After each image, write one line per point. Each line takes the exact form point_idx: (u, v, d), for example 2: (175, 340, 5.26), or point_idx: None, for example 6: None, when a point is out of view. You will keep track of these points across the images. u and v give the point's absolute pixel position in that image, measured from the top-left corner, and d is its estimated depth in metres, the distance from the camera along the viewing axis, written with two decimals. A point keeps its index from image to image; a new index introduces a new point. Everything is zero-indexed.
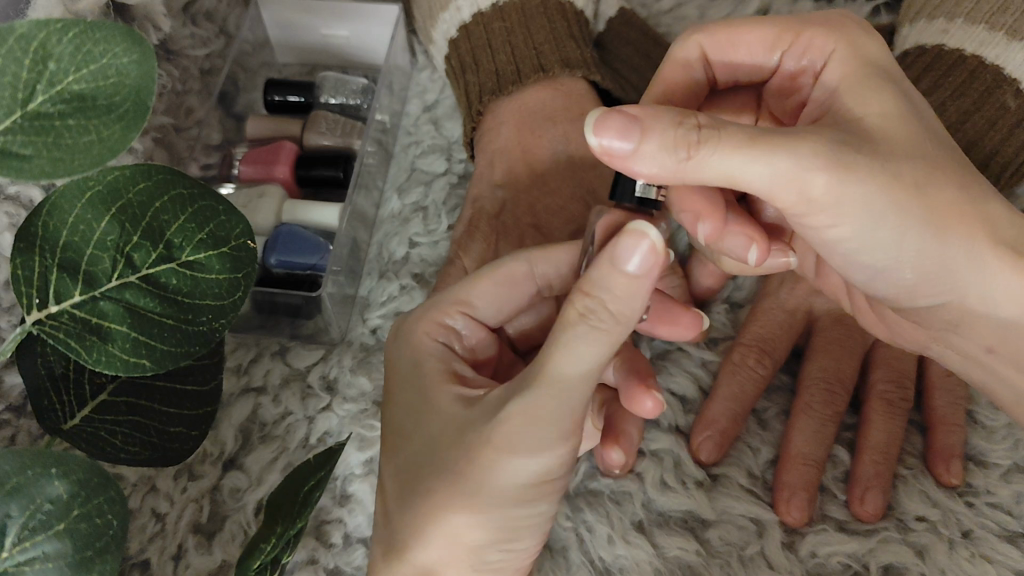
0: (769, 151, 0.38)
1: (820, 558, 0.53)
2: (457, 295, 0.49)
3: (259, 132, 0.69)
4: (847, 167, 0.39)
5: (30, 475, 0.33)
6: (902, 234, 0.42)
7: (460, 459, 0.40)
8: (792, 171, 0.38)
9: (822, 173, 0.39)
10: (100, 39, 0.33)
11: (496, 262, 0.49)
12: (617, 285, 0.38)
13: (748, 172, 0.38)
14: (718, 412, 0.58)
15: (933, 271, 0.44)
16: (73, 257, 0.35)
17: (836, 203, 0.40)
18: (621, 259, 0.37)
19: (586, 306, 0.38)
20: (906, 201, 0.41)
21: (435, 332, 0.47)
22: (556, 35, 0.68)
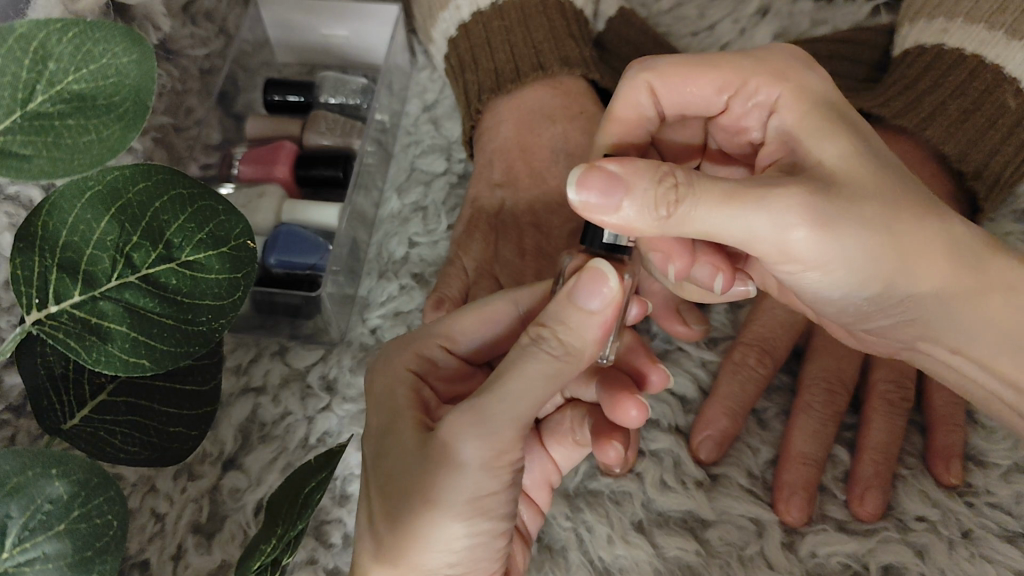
0: (746, 205, 0.39)
1: (820, 558, 0.53)
2: (439, 328, 0.48)
3: (259, 132, 0.69)
4: (826, 219, 0.40)
5: (30, 476, 0.33)
6: (879, 273, 0.43)
7: (423, 472, 0.39)
8: (771, 230, 0.40)
9: (802, 230, 0.40)
10: (99, 40, 0.33)
11: (478, 300, 0.49)
12: (568, 314, 0.40)
13: (724, 225, 0.40)
14: (717, 412, 0.58)
15: (909, 303, 0.45)
16: (73, 257, 0.35)
17: (813, 256, 0.42)
18: (576, 293, 0.40)
19: (536, 331, 0.40)
20: (884, 242, 0.41)
21: (411, 362, 0.46)
22: (556, 34, 0.68)
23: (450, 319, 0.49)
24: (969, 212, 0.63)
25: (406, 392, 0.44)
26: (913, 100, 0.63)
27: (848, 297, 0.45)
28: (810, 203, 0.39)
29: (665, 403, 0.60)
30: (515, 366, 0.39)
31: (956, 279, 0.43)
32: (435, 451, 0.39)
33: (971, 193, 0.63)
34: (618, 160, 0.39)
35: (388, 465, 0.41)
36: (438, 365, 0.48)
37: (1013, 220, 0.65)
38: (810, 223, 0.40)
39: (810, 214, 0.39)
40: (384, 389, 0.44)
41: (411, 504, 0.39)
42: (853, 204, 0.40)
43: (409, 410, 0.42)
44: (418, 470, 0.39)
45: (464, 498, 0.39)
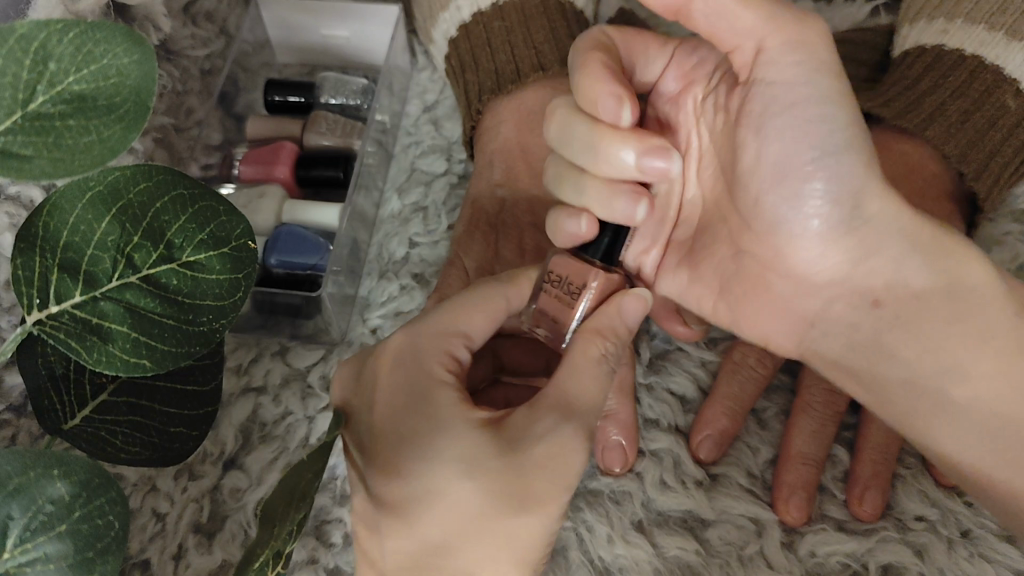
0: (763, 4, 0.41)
1: (820, 558, 0.53)
2: (452, 326, 0.45)
3: (259, 132, 0.69)
4: (811, 67, 0.42)
5: (31, 477, 0.33)
6: (840, 156, 0.43)
7: (514, 479, 0.39)
8: (755, 23, 0.42)
9: (800, 63, 0.42)
10: (100, 40, 0.33)
11: (477, 291, 0.47)
12: (619, 329, 0.45)
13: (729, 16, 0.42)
14: (717, 412, 0.58)
15: (852, 230, 0.45)
16: (74, 258, 0.35)
17: (781, 105, 0.43)
18: (624, 310, 0.45)
19: (603, 345, 0.43)
20: (849, 135, 0.43)
21: (442, 360, 0.44)
22: (557, 36, 0.68)
23: (459, 313, 0.46)
24: (970, 211, 0.64)
25: (448, 394, 0.42)
26: (914, 100, 0.63)
27: (789, 205, 0.45)
28: (789, 14, 0.42)
29: (664, 403, 0.60)
30: (590, 380, 0.42)
31: (899, 212, 0.45)
32: (526, 463, 0.39)
33: (970, 193, 0.63)
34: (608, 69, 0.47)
35: (457, 471, 0.39)
36: (462, 367, 0.45)
37: (1012, 221, 0.65)
38: (794, 58, 0.42)
39: (784, 9, 0.42)
40: (423, 389, 0.42)
41: (503, 511, 0.39)
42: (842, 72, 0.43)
43: (459, 416, 0.41)
44: (482, 481, 0.39)
45: (562, 504, 0.40)
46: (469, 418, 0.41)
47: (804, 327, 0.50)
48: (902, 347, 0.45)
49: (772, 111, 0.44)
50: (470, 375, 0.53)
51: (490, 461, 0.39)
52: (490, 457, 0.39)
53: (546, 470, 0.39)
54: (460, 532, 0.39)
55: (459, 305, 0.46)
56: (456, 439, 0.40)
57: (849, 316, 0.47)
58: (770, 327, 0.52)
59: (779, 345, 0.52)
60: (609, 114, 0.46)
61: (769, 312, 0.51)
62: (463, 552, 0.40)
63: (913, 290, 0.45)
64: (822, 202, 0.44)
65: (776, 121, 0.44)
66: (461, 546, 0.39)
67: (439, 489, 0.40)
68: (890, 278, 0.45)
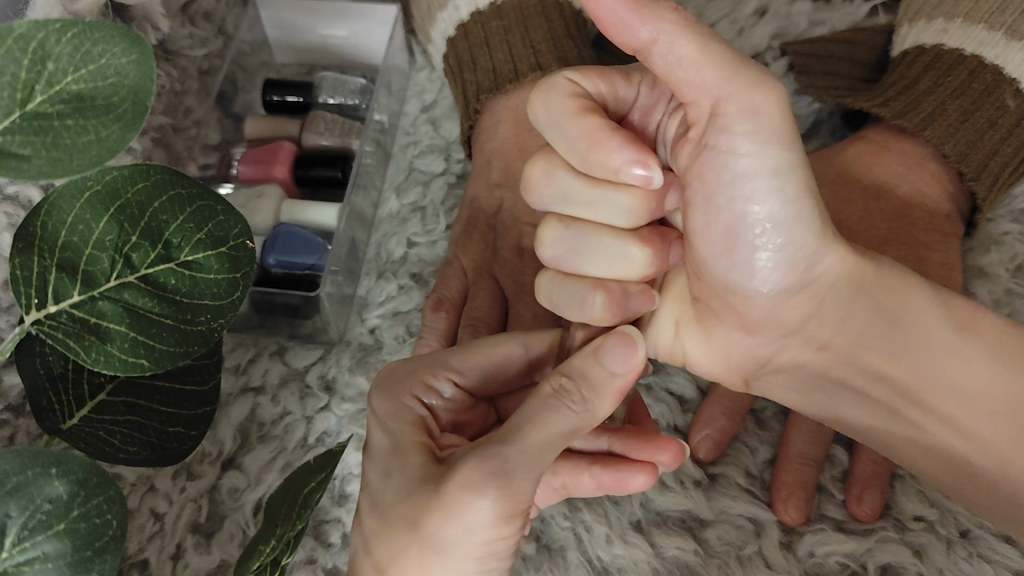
0: (719, 61, 0.38)
1: (819, 558, 0.53)
2: (447, 361, 0.48)
3: (258, 132, 0.69)
4: (769, 136, 0.39)
5: (30, 475, 0.33)
6: (789, 225, 0.42)
7: (426, 507, 0.39)
8: (717, 83, 0.38)
9: (755, 132, 0.39)
10: (99, 40, 0.33)
11: (487, 337, 0.49)
12: (591, 373, 0.42)
13: (690, 74, 0.38)
14: (716, 412, 0.58)
15: (801, 285, 0.45)
16: (72, 258, 0.35)
17: (733, 175, 0.41)
18: (602, 353, 0.42)
19: (559, 383, 0.41)
20: (800, 204, 0.42)
21: (421, 394, 0.46)
22: (555, 35, 0.67)
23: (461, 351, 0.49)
24: (969, 211, 0.64)
25: (412, 421, 0.44)
26: (914, 100, 0.62)
27: (737, 265, 0.45)
28: (745, 78, 0.38)
29: (664, 403, 0.60)
30: (535, 417, 0.40)
31: (846, 260, 0.45)
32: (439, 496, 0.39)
33: (970, 193, 0.63)
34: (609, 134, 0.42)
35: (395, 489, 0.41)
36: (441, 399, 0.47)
37: (1010, 220, 0.65)
38: (752, 125, 0.39)
39: (743, 63, 0.38)
40: (394, 412, 0.45)
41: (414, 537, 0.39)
42: (798, 138, 0.40)
43: (414, 444, 0.43)
44: (411, 504, 0.40)
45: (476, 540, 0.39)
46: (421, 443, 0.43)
47: (755, 365, 0.51)
48: (857, 381, 0.48)
49: (727, 177, 0.41)
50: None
51: (418, 485, 0.40)
52: (417, 481, 0.40)
53: (457, 506, 0.38)
54: (387, 545, 0.41)
55: (463, 345, 0.49)
56: (403, 465, 0.42)
57: (799, 355, 0.49)
58: (718, 363, 0.52)
59: (738, 377, 0.53)
60: (637, 181, 0.41)
61: (720, 350, 0.51)
62: (392, 561, 0.41)
63: (856, 333, 0.47)
64: (774, 264, 0.44)
65: (725, 186, 0.42)
66: (388, 557, 0.41)
67: (385, 502, 0.41)
68: (837, 326, 0.47)
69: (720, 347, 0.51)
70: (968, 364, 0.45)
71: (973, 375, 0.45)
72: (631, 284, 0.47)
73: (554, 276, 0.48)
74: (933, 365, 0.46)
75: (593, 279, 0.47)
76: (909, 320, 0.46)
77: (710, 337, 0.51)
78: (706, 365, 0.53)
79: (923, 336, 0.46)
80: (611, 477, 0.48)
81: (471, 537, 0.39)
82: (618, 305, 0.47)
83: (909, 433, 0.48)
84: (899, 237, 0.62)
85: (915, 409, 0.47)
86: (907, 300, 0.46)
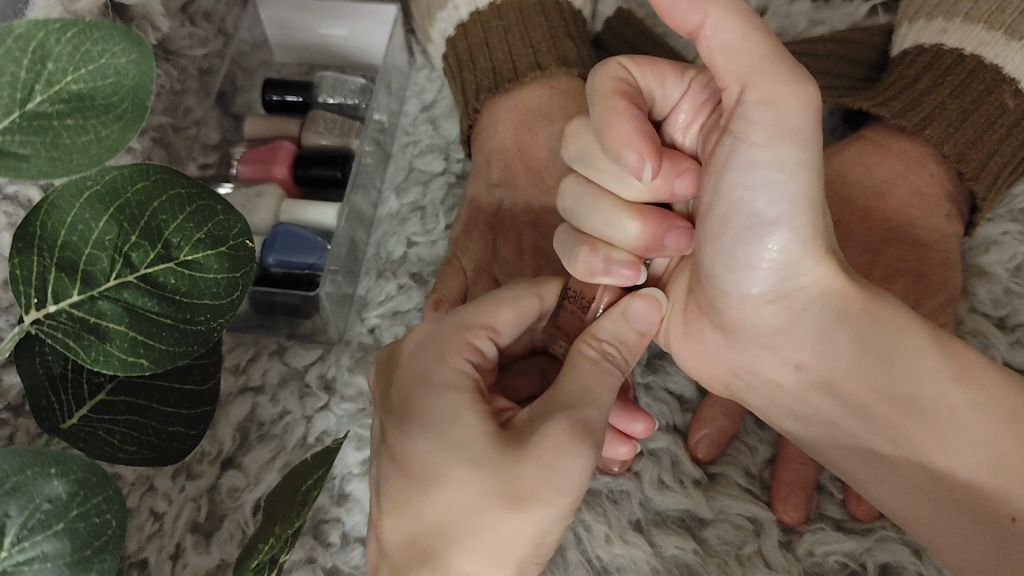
0: (753, 47, 0.39)
1: (818, 557, 0.53)
2: (482, 319, 0.47)
3: (258, 132, 0.69)
4: (788, 126, 0.39)
5: (29, 475, 0.33)
6: (781, 231, 0.43)
7: (502, 472, 0.40)
8: (751, 68, 0.39)
9: (771, 123, 0.39)
10: (98, 39, 0.33)
11: (508, 291, 0.48)
12: (624, 335, 0.46)
13: (722, 59, 0.39)
14: (715, 411, 0.58)
15: (785, 296, 0.45)
16: (71, 258, 0.35)
17: (742, 161, 0.41)
18: (628, 313, 0.47)
19: (601, 349, 0.45)
20: (797, 205, 0.42)
21: (465, 353, 0.45)
22: (554, 35, 0.68)
23: (488, 307, 0.48)
24: (969, 211, 0.63)
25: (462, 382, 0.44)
26: (914, 100, 0.62)
27: (726, 263, 0.45)
28: (781, 69, 0.39)
29: (663, 402, 0.60)
30: (598, 382, 0.43)
31: (831, 286, 0.44)
32: (505, 457, 0.40)
33: (970, 194, 0.63)
34: (628, 129, 0.43)
35: (453, 454, 0.41)
36: (482, 358, 0.46)
37: (1010, 219, 0.65)
38: (772, 117, 0.39)
39: (780, 57, 0.39)
40: (438, 368, 0.44)
41: (490, 502, 0.40)
42: (817, 136, 0.40)
43: (467, 399, 0.43)
44: (468, 467, 0.40)
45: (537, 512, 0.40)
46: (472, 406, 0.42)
47: (732, 376, 0.51)
48: (835, 411, 0.47)
49: (733, 167, 0.42)
50: (512, 388, 0.51)
51: (489, 449, 0.40)
52: (485, 448, 0.41)
53: (529, 475, 0.39)
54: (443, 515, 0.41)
55: (489, 301, 0.48)
56: (457, 424, 0.42)
57: (777, 374, 0.48)
58: (701, 370, 0.53)
59: (713, 382, 0.53)
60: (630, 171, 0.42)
61: (700, 352, 0.52)
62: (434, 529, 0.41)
63: (841, 359, 0.45)
64: (760, 272, 0.44)
65: (729, 176, 0.42)
66: (442, 528, 0.41)
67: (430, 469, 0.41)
68: (819, 347, 0.46)
69: (694, 347, 0.52)
70: (957, 421, 0.42)
71: (962, 423, 0.42)
72: (617, 253, 0.49)
73: (568, 230, 0.52)
74: (925, 411, 0.43)
75: (589, 237, 0.50)
76: (900, 360, 0.44)
77: (688, 336, 0.52)
78: (686, 363, 0.54)
79: (915, 376, 0.43)
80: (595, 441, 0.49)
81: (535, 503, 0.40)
82: (600, 265, 0.48)
83: (886, 482, 0.46)
84: (899, 237, 0.62)
85: (896, 457, 0.45)
86: (899, 336, 0.44)
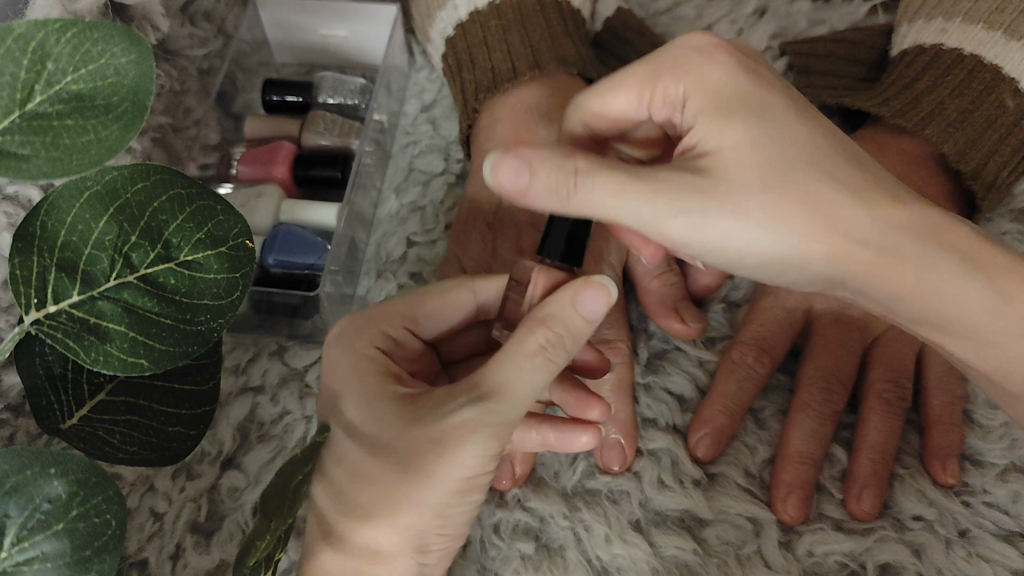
0: (630, 194, 0.42)
1: (818, 557, 0.53)
2: (405, 310, 0.51)
3: (258, 133, 0.69)
4: (690, 204, 0.42)
5: (30, 475, 0.33)
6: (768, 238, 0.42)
7: (409, 451, 0.41)
8: (647, 214, 0.42)
9: (684, 212, 0.42)
10: (98, 40, 0.33)
11: (435, 286, 0.52)
12: (572, 322, 0.42)
13: (621, 210, 0.42)
14: (715, 410, 0.58)
15: (830, 278, 0.44)
16: (71, 258, 0.35)
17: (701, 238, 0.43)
18: (580, 300, 0.42)
19: (545, 336, 0.41)
20: (764, 226, 0.42)
21: (379, 341, 0.49)
22: (553, 33, 0.68)
23: (413, 299, 0.52)
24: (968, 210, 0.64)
25: (376, 369, 0.46)
26: (913, 100, 0.63)
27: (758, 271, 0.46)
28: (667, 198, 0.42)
29: (664, 403, 0.60)
30: (522, 372, 0.41)
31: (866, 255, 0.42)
32: (414, 438, 0.41)
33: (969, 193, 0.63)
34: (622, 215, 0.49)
35: (372, 435, 0.43)
36: (398, 345, 0.50)
37: (1010, 220, 0.65)
38: (685, 214, 0.42)
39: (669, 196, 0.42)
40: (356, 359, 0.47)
41: (402, 485, 0.41)
42: (733, 186, 0.41)
43: (385, 385, 0.45)
44: (383, 443, 0.42)
45: (439, 492, 0.41)
46: (392, 391, 0.45)
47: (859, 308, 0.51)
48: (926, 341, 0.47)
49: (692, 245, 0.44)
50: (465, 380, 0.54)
51: (399, 430, 0.42)
52: (398, 428, 0.42)
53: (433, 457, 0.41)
54: (359, 492, 0.42)
55: (416, 293, 0.52)
56: (374, 409, 0.44)
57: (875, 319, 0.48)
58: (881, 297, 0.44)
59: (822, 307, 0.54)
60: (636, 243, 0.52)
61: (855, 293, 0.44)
62: (348, 504, 0.42)
63: (904, 308, 0.43)
64: (790, 265, 0.44)
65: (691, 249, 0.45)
66: (356, 503, 0.42)
67: (358, 448, 0.43)
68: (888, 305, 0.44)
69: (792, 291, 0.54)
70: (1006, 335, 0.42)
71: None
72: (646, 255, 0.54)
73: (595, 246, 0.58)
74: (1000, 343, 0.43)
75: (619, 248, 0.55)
76: (944, 293, 0.42)
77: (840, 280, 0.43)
78: None
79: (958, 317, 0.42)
80: (556, 435, 0.48)
81: (439, 485, 0.41)
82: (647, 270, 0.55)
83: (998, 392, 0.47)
84: None
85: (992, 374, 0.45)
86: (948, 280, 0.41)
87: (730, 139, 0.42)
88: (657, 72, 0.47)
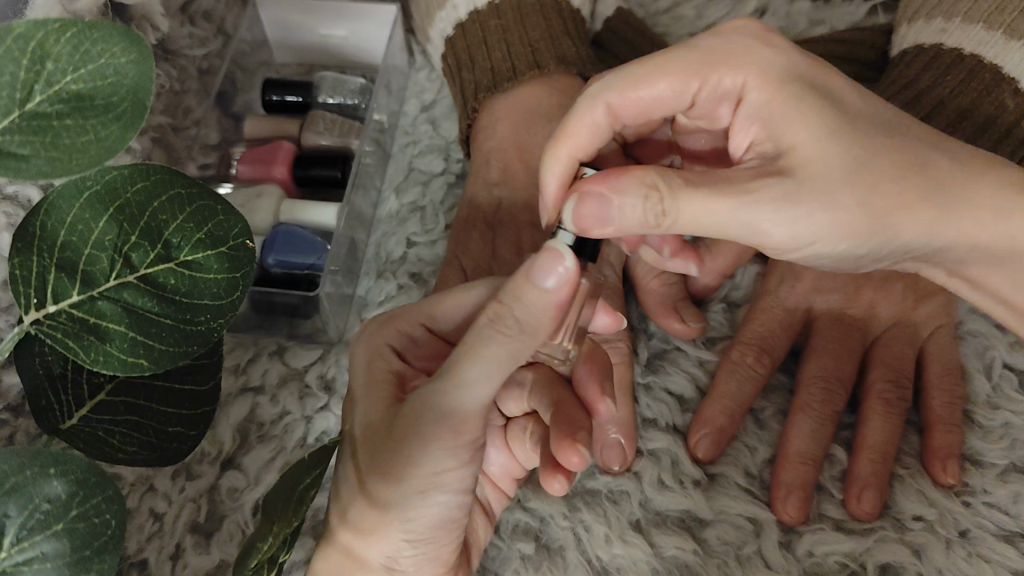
0: (729, 201, 0.42)
1: (818, 557, 0.53)
2: (424, 309, 0.49)
3: (257, 133, 0.69)
4: (791, 201, 0.43)
5: (29, 475, 0.33)
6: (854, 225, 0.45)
7: (385, 447, 0.42)
8: (747, 219, 0.43)
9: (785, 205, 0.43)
10: (98, 40, 0.33)
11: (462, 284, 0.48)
12: (530, 297, 0.39)
13: (713, 218, 0.43)
14: (716, 411, 0.58)
15: (891, 248, 0.47)
16: (71, 258, 0.35)
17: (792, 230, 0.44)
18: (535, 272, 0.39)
19: (494, 310, 0.40)
20: (856, 211, 0.44)
21: (392, 338, 0.48)
22: (552, 33, 0.68)
23: (436, 299, 0.48)
24: None
25: (383, 366, 0.46)
26: (913, 100, 0.62)
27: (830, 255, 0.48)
28: (768, 196, 0.43)
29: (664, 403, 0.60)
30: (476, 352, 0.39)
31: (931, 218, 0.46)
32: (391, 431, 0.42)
33: None
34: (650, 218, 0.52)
35: (366, 429, 0.44)
36: (415, 344, 0.48)
37: None
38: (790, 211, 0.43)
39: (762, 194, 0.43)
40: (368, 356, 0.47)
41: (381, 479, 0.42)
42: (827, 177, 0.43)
43: (383, 382, 0.45)
44: (370, 437, 0.43)
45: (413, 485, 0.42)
46: (388, 386, 0.45)
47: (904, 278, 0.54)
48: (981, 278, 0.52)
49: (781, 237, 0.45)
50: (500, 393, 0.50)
51: (380, 425, 0.43)
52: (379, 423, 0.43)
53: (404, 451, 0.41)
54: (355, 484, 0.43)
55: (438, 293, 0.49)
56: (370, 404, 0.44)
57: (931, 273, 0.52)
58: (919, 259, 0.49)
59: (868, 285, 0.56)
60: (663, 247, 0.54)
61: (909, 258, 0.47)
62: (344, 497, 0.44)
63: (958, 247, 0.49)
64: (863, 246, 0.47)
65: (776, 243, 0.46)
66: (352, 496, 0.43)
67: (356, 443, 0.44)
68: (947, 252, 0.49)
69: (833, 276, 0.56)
70: None
71: None
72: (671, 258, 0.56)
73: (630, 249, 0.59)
74: None
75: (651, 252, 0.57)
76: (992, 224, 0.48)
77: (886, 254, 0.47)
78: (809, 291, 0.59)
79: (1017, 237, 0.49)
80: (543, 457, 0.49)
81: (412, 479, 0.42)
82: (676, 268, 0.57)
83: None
84: None
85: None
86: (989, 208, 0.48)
87: (803, 138, 0.44)
88: (704, 62, 0.47)
